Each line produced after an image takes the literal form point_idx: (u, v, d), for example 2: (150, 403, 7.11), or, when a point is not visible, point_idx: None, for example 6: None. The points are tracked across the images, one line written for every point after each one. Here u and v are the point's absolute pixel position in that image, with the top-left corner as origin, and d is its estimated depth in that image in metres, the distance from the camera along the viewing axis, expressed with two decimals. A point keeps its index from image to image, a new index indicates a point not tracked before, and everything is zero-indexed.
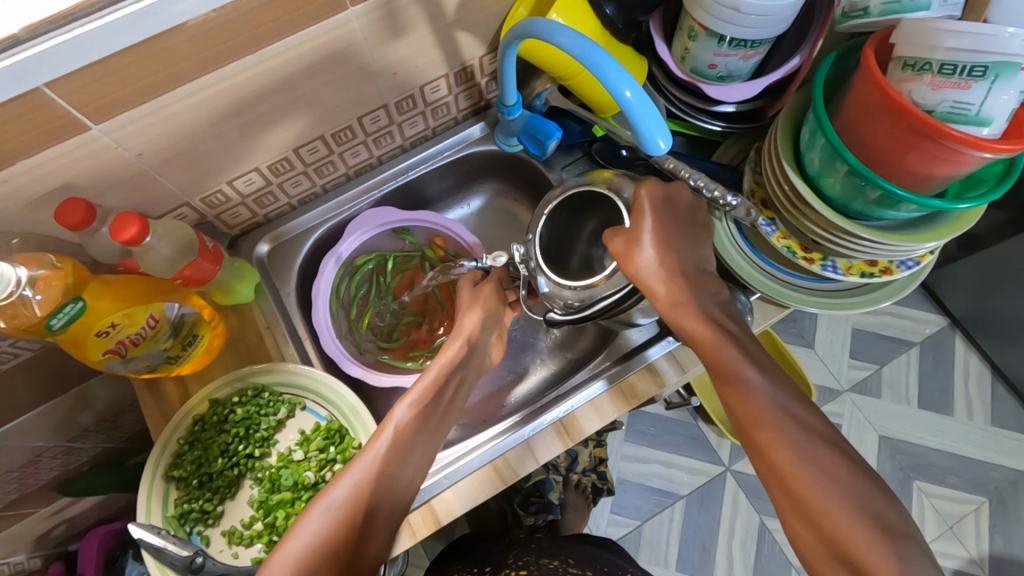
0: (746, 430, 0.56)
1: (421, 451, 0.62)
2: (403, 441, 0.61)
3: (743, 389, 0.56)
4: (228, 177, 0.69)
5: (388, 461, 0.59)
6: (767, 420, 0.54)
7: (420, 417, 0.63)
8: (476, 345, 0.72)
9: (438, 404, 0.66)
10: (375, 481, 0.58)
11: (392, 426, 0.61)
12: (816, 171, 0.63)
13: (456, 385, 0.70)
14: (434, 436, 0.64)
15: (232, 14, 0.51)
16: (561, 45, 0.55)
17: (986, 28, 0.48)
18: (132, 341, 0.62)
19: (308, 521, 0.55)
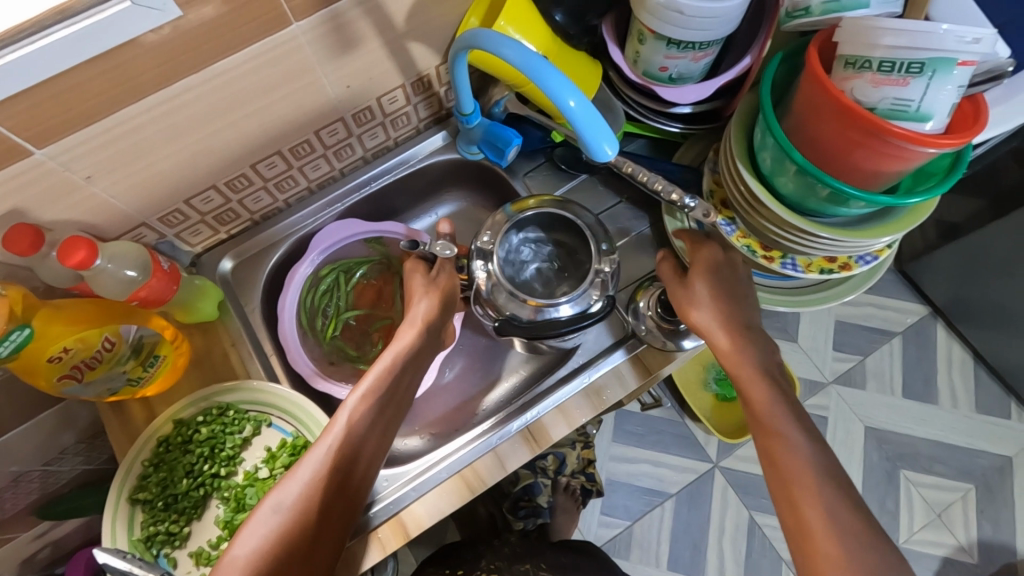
0: (782, 485, 0.55)
1: (371, 445, 0.62)
2: (354, 433, 0.61)
3: (784, 445, 0.56)
4: (185, 195, 0.69)
5: (338, 458, 0.59)
6: (807, 479, 0.54)
7: (373, 410, 0.63)
8: (433, 329, 0.70)
9: (393, 397, 0.66)
10: (326, 478, 0.58)
11: (342, 422, 0.61)
12: (769, 170, 0.63)
13: (412, 373, 0.69)
14: (386, 429, 0.65)
15: (170, 35, 0.51)
16: (506, 57, 0.55)
17: (922, 25, 0.48)
18: (88, 364, 0.62)
19: (257, 523, 0.55)
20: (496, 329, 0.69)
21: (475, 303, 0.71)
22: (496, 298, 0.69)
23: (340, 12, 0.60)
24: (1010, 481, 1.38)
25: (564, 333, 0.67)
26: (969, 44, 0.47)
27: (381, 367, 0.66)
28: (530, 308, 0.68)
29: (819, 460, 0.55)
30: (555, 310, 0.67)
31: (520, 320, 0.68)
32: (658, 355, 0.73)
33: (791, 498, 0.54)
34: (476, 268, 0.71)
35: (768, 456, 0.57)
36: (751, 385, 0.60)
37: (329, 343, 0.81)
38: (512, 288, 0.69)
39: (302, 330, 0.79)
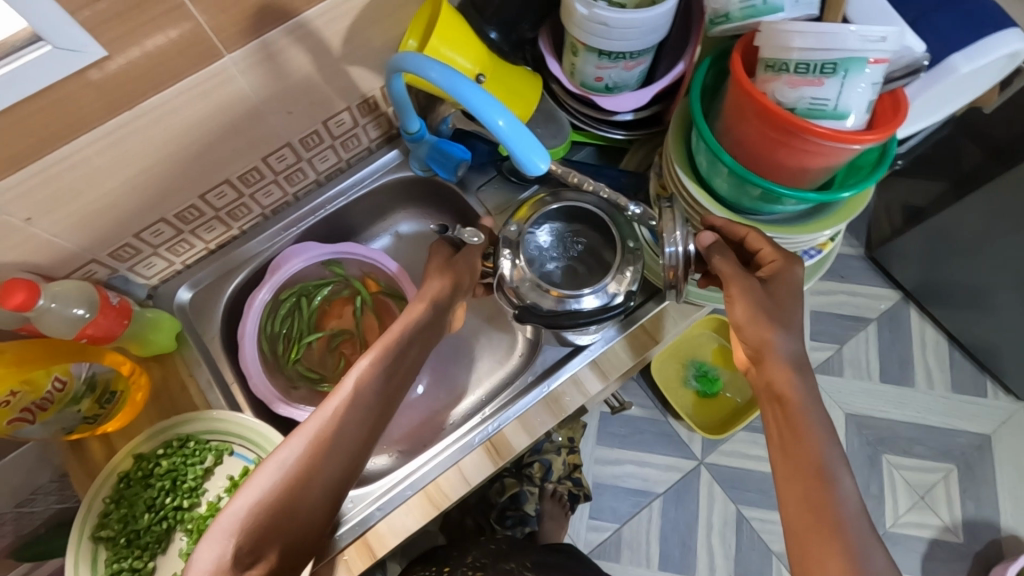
0: (812, 526, 0.50)
1: (375, 411, 0.62)
2: (361, 396, 0.61)
3: (831, 488, 0.51)
4: (133, 230, 0.69)
5: (342, 420, 0.59)
6: (844, 525, 0.49)
7: (379, 378, 0.63)
8: (444, 309, 0.70)
9: (399, 368, 0.65)
10: (329, 439, 0.58)
11: (351, 382, 0.62)
12: (705, 173, 0.64)
13: (421, 346, 0.69)
14: (391, 397, 0.64)
15: (97, 73, 0.51)
16: (433, 80, 0.56)
17: (829, 27, 0.50)
18: (40, 405, 0.62)
19: (261, 478, 0.55)
20: (515, 316, 0.69)
21: (497, 292, 0.70)
22: (519, 287, 0.68)
23: (271, 42, 0.60)
24: (989, 458, 1.40)
25: (585, 324, 0.68)
26: (875, 43, 0.49)
27: (390, 338, 0.66)
28: (553, 299, 0.67)
29: (861, 512, 0.50)
30: (577, 301, 0.67)
31: (541, 308, 0.68)
32: (614, 360, 0.74)
33: (816, 540, 0.49)
34: (502, 258, 0.70)
35: (802, 492, 0.52)
36: (800, 415, 0.55)
37: (292, 367, 0.81)
38: (536, 279, 0.68)
39: (263, 356, 0.79)
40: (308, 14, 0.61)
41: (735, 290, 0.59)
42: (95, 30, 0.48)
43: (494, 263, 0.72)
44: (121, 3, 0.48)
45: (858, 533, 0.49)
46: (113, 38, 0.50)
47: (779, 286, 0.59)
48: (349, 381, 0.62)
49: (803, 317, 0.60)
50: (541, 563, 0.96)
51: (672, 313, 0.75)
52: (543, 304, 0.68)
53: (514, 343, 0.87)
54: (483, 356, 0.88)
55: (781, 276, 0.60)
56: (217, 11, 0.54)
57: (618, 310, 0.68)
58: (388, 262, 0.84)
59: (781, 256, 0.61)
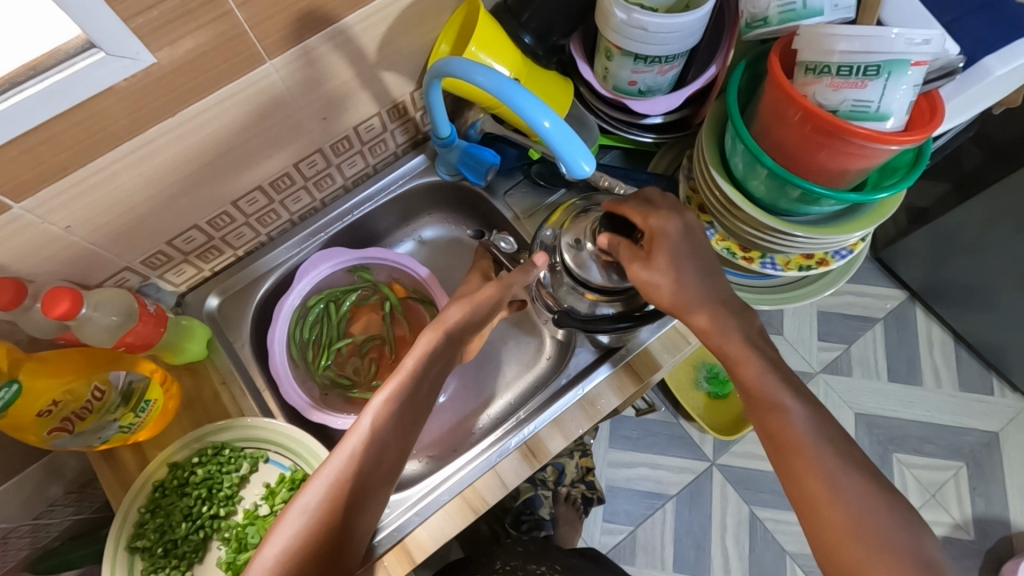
0: (781, 455, 0.55)
1: (395, 449, 0.62)
2: (377, 437, 0.61)
3: (784, 415, 0.55)
4: (166, 237, 0.69)
5: (362, 461, 0.59)
6: (808, 439, 0.54)
7: (395, 415, 0.63)
8: (454, 338, 0.70)
9: (415, 405, 0.65)
10: (348, 482, 0.58)
11: (365, 423, 0.61)
12: (741, 174, 0.65)
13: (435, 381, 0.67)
14: (409, 434, 0.63)
15: (143, 81, 0.51)
16: (478, 83, 0.56)
17: (873, 31, 0.51)
18: (79, 415, 0.61)
19: (285, 525, 0.55)
20: (554, 320, 0.69)
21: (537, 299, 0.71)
22: (556, 290, 0.71)
23: (311, 48, 0.61)
24: (997, 456, 1.41)
25: (622, 327, 0.66)
26: (919, 45, 0.50)
27: (403, 373, 0.65)
28: (589, 302, 0.69)
29: (815, 423, 0.55)
30: (611, 308, 0.69)
31: (577, 313, 0.70)
32: (649, 361, 0.75)
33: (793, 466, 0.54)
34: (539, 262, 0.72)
35: (766, 432, 0.56)
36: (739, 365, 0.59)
37: (322, 374, 0.81)
38: (573, 281, 0.69)
39: (293, 361, 0.79)
40: (347, 22, 0.61)
41: (637, 265, 0.61)
42: (147, 38, 0.48)
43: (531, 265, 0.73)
44: (174, 11, 0.48)
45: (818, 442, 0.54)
46: (163, 46, 0.50)
47: (657, 252, 0.60)
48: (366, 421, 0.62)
49: (693, 261, 0.61)
50: (569, 565, 0.99)
51: None
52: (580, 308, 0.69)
53: (542, 346, 0.87)
54: (507, 361, 0.88)
55: (658, 237, 0.60)
56: (260, 19, 0.54)
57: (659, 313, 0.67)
58: (419, 269, 0.84)
59: (653, 219, 0.61)
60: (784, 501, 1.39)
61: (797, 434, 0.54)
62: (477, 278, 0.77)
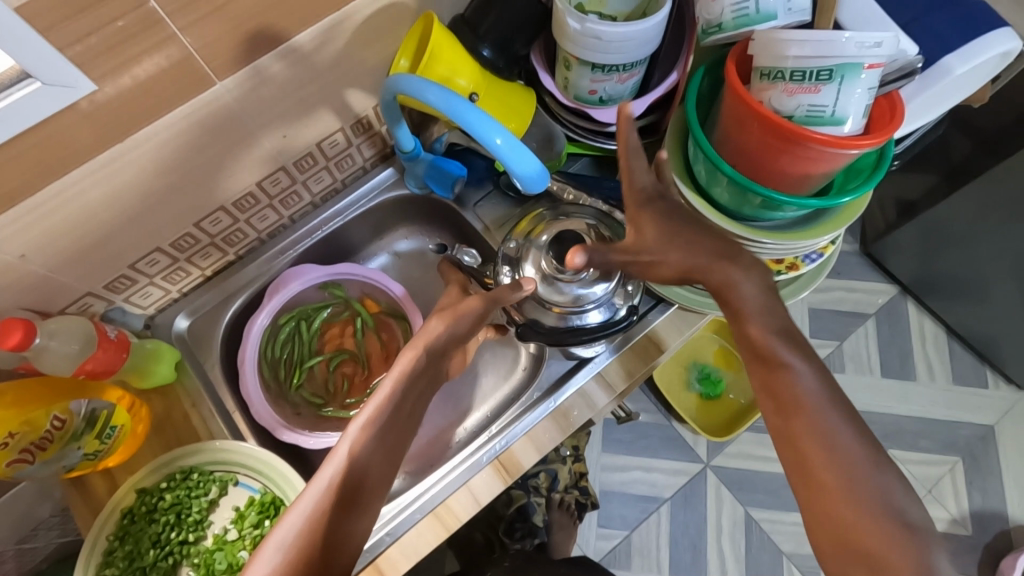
0: (782, 415, 0.52)
1: (379, 476, 0.55)
2: (356, 465, 0.54)
3: (787, 375, 0.52)
4: (129, 261, 0.68)
5: (340, 492, 0.52)
6: (824, 422, 0.50)
7: (377, 439, 0.56)
8: (436, 354, 0.63)
9: (400, 425, 0.58)
10: (325, 517, 0.51)
11: (342, 452, 0.55)
12: (705, 182, 0.64)
13: (417, 398, 0.62)
14: (393, 459, 0.57)
15: (88, 108, 0.51)
16: (429, 102, 0.55)
17: (823, 35, 0.50)
18: (40, 445, 0.61)
19: (258, 565, 0.49)
20: (518, 333, 0.69)
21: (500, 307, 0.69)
22: (522, 304, 0.69)
23: (263, 67, 0.60)
24: (994, 448, 1.40)
25: (589, 340, 0.68)
26: (871, 48, 0.50)
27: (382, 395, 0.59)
28: (555, 315, 0.68)
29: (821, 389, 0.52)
30: (580, 317, 0.68)
31: (543, 325, 0.68)
32: (622, 372, 0.74)
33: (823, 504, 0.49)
34: (503, 275, 0.71)
35: (771, 391, 0.53)
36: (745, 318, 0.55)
37: (296, 393, 0.81)
38: (538, 296, 0.68)
39: (264, 384, 0.78)
40: (299, 39, 0.60)
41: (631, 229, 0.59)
42: (86, 65, 0.48)
43: (494, 279, 0.72)
44: (114, 37, 0.48)
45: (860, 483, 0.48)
46: (105, 72, 0.49)
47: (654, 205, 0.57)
48: (343, 447, 0.56)
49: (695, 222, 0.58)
50: None
51: (675, 321, 0.75)
52: (545, 322, 0.68)
53: (518, 357, 0.86)
54: (485, 371, 0.87)
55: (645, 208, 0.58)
56: (208, 40, 0.53)
57: (625, 323, 0.68)
58: (389, 285, 0.83)
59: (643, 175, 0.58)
60: (779, 500, 1.38)
61: (836, 460, 0.49)
62: (456, 288, 0.71)
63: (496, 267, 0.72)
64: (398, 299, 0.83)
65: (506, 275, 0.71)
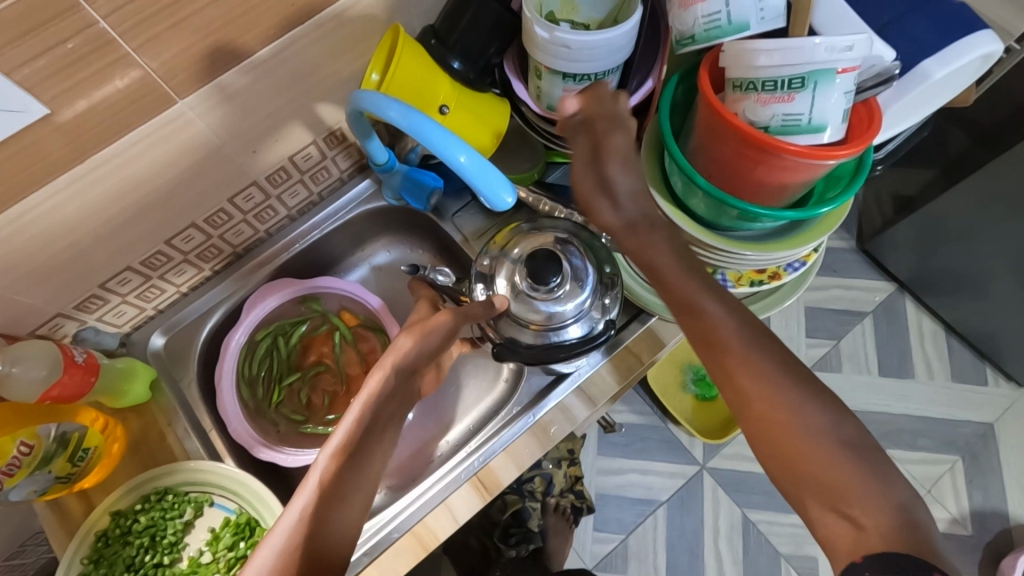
0: (710, 354, 0.50)
1: (354, 506, 0.54)
2: (328, 494, 0.53)
3: (701, 315, 0.50)
4: (100, 280, 0.67)
5: (313, 522, 0.51)
6: (745, 351, 0.48)
7: (347, 467, 0.55)
8: (403, 372, 0.63)
9: (372, 451, 0.57)
10: (299, 551, 0.50)
11: (313, 484, 0.54)
12: (681, 193, 0.63)
13: (386, 421, 0.60)
14: (367, 488, 0.56)
15: (43, 132, 0.50)
16: (392, 119, 0.55)
17: (793, 42, 0.49)
18: (8, 471, 0.59)
19: None
20: (495, 352, 0.68)
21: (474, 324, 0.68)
22: (499, 322, 0.68)
23: (226, 84, 0.59)
24: (994, 447, 1.38)
25: (569, 357, 0.67)
26: (842, 52, 0.48)
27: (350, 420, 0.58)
28: (533, 333, 0.67)
29: (732, 313, 0.50)
30: (558, 334, 0.67)
31: (521, 344, 0.67)
32: (602, 385, 0.73)
33: (769, 433, 0.47)
34: (478, 292, 0.70)
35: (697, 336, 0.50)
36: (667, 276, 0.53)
37: (276, 410, 0.80)
38: (515, 314, 0.67)
39: (242, 402, 0.77)
40: (263, 54, 0.59)
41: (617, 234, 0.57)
42: (36, 89, 0.47)
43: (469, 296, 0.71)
44: (64, 59, 0.47)
45: (800, 408, 0.47)
46: (59, 95, 0.48)
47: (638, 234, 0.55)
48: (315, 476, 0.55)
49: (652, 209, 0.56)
50: None
51: (656, 333, 0.74)
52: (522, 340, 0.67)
53: (501, 368, 0.85)
54: (468, 383, 0.86)
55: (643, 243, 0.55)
56: (166, 57, 0.52)
57: (603, 338, 0.67)
58: (368, 297, 0.82)
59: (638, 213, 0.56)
60: (776, 502, 1.37)
61: (765, 386, 0.47)
62: (427, 306, 0.70)
63: (471, 284, 0.71)
64: (376, 311, 0.82)
65: (482, 291, 0.70)
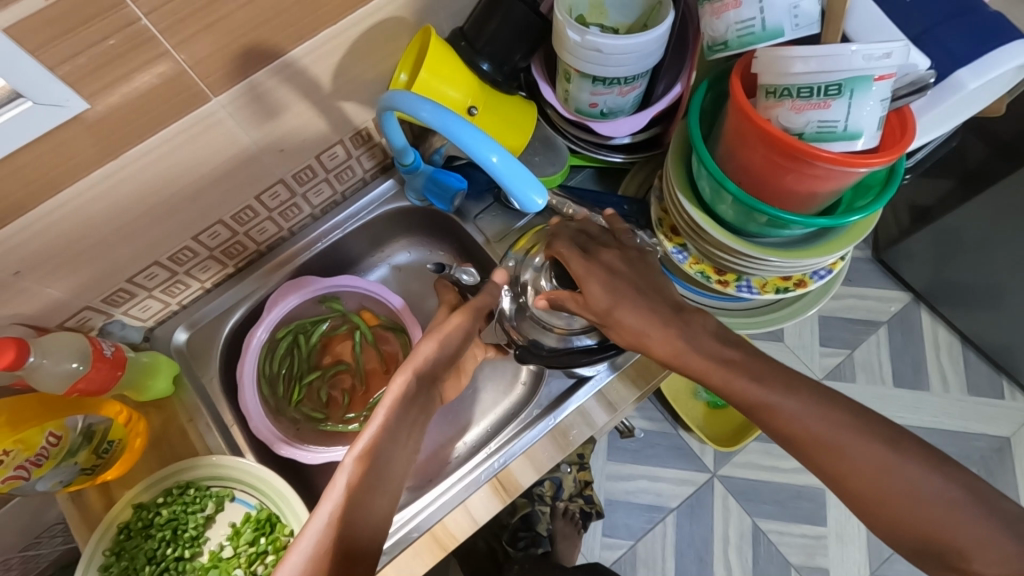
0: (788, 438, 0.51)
1: (377, 509, 0.54)
2: (356, 494, 0.53)
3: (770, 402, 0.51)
4: (127, 275, 0.68)
5: (342, 525, 0.51)
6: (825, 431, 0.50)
7: (375, 470, 0.56)
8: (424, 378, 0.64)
9: (395, 457, 0.58)
10: (328, 554, 0.49)
11: (341, 487, 0.54)
12: (709, 198, 0.63)
13: (410, 425, 0.61)
14: (391, 491, 0.56)
15: (80, 127, 0.50)
16: (424, 119, 0.55)
17: (830, 49, 0.49)
18: (35, 462, 0.60)
19: None
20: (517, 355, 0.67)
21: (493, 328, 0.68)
22: (522, 325, 0.69)
23: (257, 83, 0.59)
24: (1010, 461, 1.37)
25: (592, 362, 0.66)
26: (879, 59, 0.48)
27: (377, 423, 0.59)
28: (557, 336, 0.67)
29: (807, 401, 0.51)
30: (582, 338, 0.67)
31: (543, 347, 0.67)
32: (622, 390, 0.73)
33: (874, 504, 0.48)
34: (501, 294, 0.70)
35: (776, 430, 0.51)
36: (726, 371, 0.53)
37: (296, 407, 0.80)
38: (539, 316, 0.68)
39: (262, 399, 0.78)
40: (294, 53, 0.60)
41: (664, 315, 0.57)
42: (77, 85, 0.47)
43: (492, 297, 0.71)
44: (104, 56, 0.47)
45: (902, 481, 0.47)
46: (97, 91, 0.49)
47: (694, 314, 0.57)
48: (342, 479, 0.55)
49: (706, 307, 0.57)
50: None
51: None
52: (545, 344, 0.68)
53: (519, 371, 0.85)
54: (485, 386, 0.86)
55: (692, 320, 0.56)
56: (201, 55, 0.53)
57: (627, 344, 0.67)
58: (390, 297, 0.82)
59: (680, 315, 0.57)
60: (787, 512, 1.36)
61: (860, 463, 0.48)
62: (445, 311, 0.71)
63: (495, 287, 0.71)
64: (397, 311, 0.82)
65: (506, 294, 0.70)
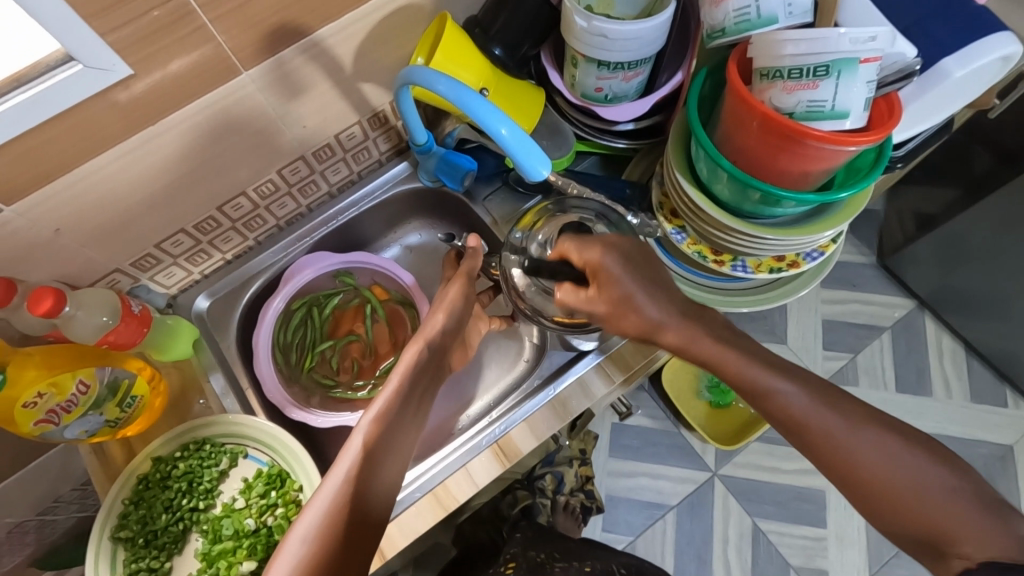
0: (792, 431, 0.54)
1: (391, 468, 0.57)
2: (371, 453, 0.56)
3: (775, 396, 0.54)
4: (155, 240, 0.72)
5: (359, 482, 0.54)
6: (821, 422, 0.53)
7: (389, 431, 0.58)
8: (434, 348, 0.67)
9: (408, 420, 0.61)
10: (345, 508, 0.52)
11: (357, 445, 0.56)
12: (706, 178, 0.66)
13: (421, 393, 0.64)
14: (403, 452, 0.59)
15: (122, 92, 0.55)
16: (439, 92, 0.59)
17: (820, 32, 0.52)
18: (64, 408, 0.64)
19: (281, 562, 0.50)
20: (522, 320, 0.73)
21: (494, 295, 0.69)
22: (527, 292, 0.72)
23: (285, 60, 0.64)
24: (1013, 469, 1.37)
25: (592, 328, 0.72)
26: (866, 42, 0.51)
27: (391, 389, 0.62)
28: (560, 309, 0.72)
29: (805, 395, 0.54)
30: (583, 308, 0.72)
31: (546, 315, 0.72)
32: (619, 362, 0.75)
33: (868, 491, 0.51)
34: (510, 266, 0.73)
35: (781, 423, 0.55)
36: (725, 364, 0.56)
37: (308, 375, 0.84)
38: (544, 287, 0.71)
39: (277, 366, 0.81)
40: (321, 34, 0.64)
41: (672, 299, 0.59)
42: (124, 51, 0.52)
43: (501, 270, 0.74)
44: (149, 26, 0.52)
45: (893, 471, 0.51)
46: (139, 59, 0.53)
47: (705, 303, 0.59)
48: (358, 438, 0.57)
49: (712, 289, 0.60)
50: (569, 551, 0.97)
51: None
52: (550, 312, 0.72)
53: (522, 349, 0.88)
54: (490, 365, 0.89)
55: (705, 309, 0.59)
56: (235, 32, 0.57)
57: None
58: (401, 273, 0.86)
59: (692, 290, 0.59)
60: (787, 513, 1.37)
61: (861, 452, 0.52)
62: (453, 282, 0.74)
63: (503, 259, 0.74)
64: (407, 287, 0.86)
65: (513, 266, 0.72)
